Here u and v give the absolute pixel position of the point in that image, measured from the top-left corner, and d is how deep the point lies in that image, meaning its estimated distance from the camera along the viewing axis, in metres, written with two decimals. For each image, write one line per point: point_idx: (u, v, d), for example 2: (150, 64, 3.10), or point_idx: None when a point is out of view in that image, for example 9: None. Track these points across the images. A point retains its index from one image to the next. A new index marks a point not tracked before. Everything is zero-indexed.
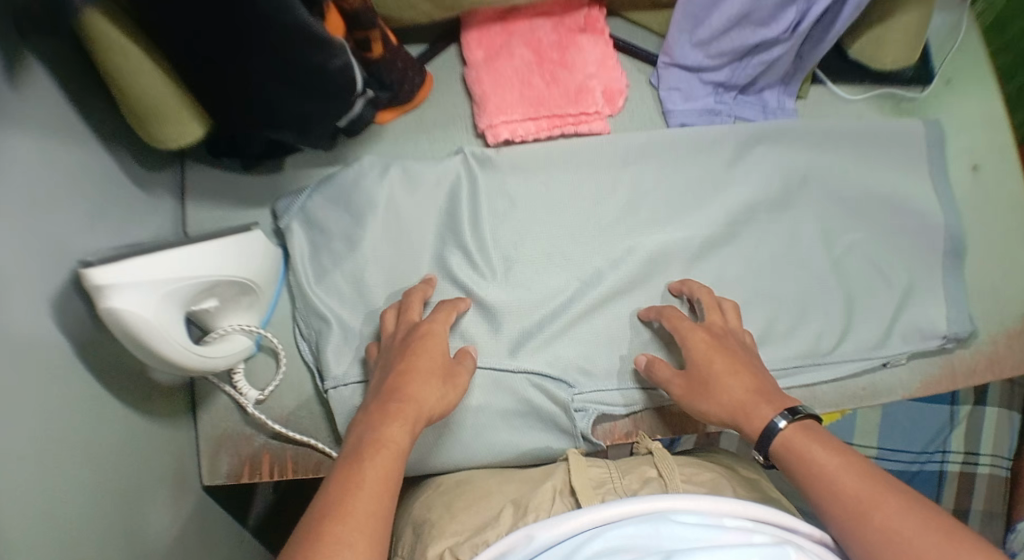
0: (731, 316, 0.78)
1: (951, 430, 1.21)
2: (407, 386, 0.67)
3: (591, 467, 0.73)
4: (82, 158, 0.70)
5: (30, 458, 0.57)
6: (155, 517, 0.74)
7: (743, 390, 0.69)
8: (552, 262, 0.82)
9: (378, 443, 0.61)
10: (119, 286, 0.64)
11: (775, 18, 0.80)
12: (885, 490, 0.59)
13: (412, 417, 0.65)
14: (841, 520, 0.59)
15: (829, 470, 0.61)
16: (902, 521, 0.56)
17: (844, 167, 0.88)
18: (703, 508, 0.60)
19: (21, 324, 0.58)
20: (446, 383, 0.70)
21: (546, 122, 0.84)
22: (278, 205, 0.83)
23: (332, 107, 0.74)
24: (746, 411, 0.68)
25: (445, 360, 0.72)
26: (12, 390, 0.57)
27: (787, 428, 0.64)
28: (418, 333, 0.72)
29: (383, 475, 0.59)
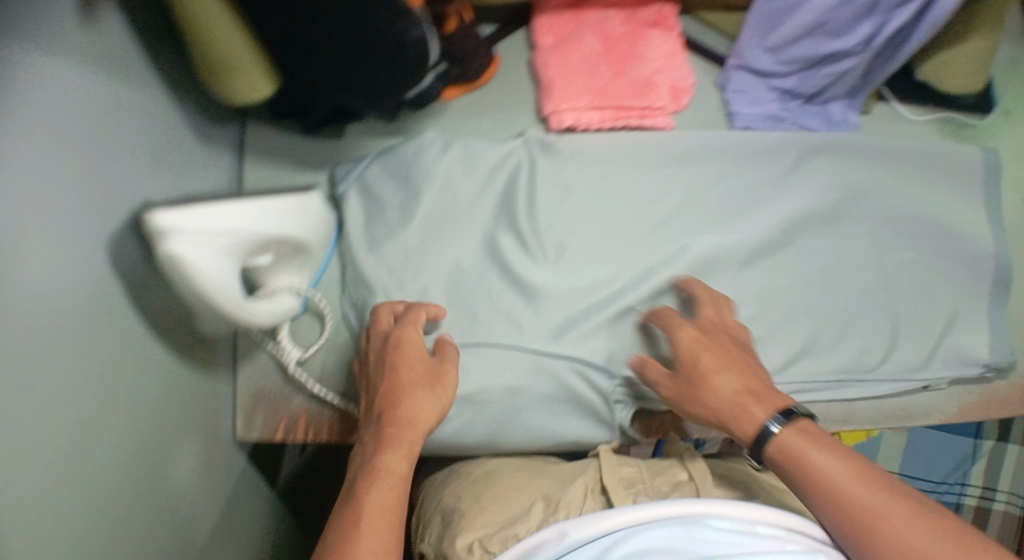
0: (714, 309, 0.78)
1: (972, 463, 1.20)
2: (398, 406, 0.71)
3: (622, 466, 0.76)
4: (152, 104, 0.70)
5: (66, 394, 0.57)
6: (184, 463, 0.75)
7: (732, 392, 0.70)
8: (603, 251, 0.82)
9: (376, 475, 0.67)
10: (184, 233, 0.62)
11: (850, 30, 0.80)
12: (883, 488, 0.63)
13: (409, 441, 0.70)
14: (845, 518, 0.63)
15: (838, 474, 0.64)
16: (907, 524, 0.61)
17: (901, 185, 0.88)
18: (738, 512, 0.63)
19: (77, 259, 0.59)
20: (433, 388, 0.73)
21: (611, 113, 0.84)
22: (337, 171, 0.85)
23: (402, 78, 0.74)
24: (736, 411, 0.69)
25: (426, 364, 0.74)
26: (61, 324, 0.57)
27: (780, 433, 0.66)
28: (396, 340, 0.74)
29: (390, 507, 0.66)
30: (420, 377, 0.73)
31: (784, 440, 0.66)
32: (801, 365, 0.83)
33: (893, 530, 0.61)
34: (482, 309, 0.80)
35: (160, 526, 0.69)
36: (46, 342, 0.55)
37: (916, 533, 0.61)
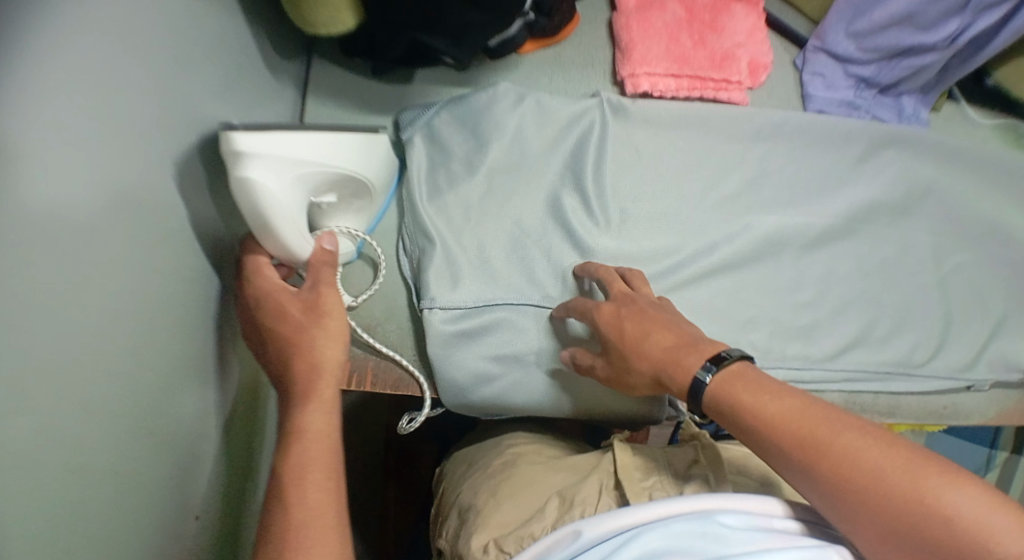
0: (645, 286, 0.73)
1: (985, 473, 1.21)
2: (280, 356, 0.62)
3: (635, 454, 0.75)
4: (234, 20, 0.68)
5: (139, 306, 0.54)
6: (235, 392, 0.73)
7: (668, 346, 0.65)
8: (668, 224, 0.80)
9: (297, 432, 0.59)
10: (254, 155, 0.58)
11: (937, 25, 0.79)
12: (842, 424, 0.57)
13: (323, 388, 0.61)
14: (796, 460, 0.57)
15: (776, 417, 0.58)
16: (864, 452, 0.55)
17: (962, 188, 0.88)
18: (747, 507, 0.60)
19: (160, 165, 0.56)
20: (320, 321, 0.63)
21: (687, 82, 0.84)
22: (403, 116, 0.82)
23: (492, 22, 0.73)
24: (673, 360, 0.64)
25: (295, 302, 0.63)
26: (137, 230, 0.54)
27: (713, 381, 0.61)
28: (271, 294, 0.63)
29: (328, 463, 0.58)
30: (297, 315, 0.63)
31: (726, 387, 0.61)
32: (851, 355, 0.82)
33: (855, 467, 0.55)
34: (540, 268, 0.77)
35: (209, 451, 0.68)
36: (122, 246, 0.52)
37: (884, 470, 0.54)
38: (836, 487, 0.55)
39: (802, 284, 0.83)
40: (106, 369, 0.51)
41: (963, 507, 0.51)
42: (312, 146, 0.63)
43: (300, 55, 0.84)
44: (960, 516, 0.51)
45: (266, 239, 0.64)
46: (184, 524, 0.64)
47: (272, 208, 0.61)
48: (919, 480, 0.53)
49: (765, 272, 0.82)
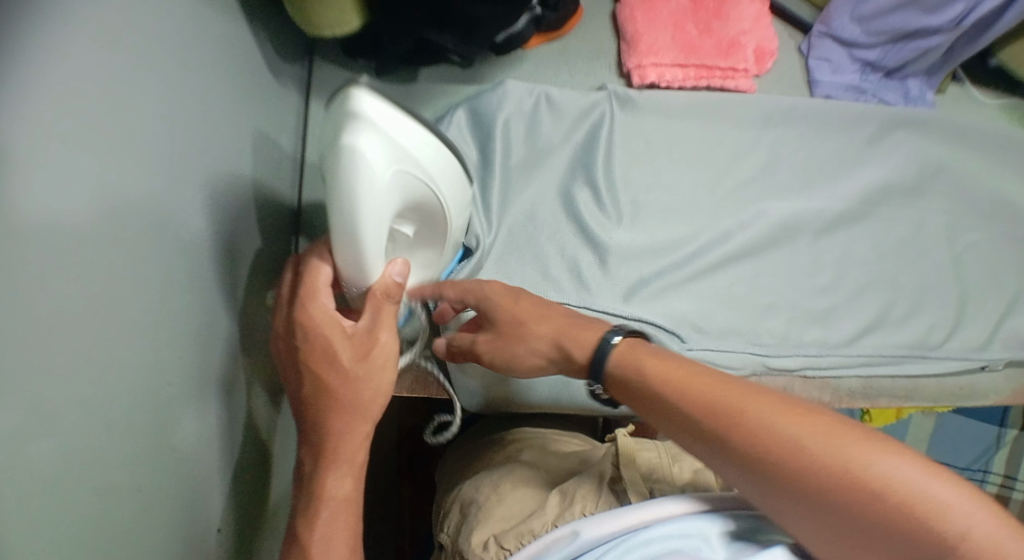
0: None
1: (995, 451, 1.21)
2: (320, 404, 0.59)
3: (641, 451, 0.79)
4: (233, 25, 0.67)
5: (158, 317, 0.53)
6: (253, 399, 0.72)
7: (555, 321, 0.66)
8: (681, 215, 0.80)
9: (318, 495, 0.59)
10: (372, 124, 0.53)
11: (945, 7, 0.79)
12: (759, 398, 0.56)
13: (350, 456, 0.60)
14: (714, 437, 0.56)
15: (690, 387, 0.58)
16: (771, 415, 0.55)
17: (975, 166, 0.87)
18: (735, 503, 0.65)
19: (168, 171, 0.54)
20: (367, 373, 0.60)
21: (694, 72, 0.83)
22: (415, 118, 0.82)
23: (499, 16, 0.72)
24: (570, 335, 0.65)
25: (348, 341, 0.59)
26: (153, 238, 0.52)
27: (620, 343, 0.63)
28: (315, 321, 0.58)
29: (349, 539, 0.59)
30: (346, 362, 0.59)
31: (640, 367, 0.61)
32: (867, 340, 0.81)
33: (765, 430, 0.55)
34: (553, 265, 0.75)
35: (231, 461, 0.67)
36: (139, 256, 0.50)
37: (803, 439, 0.53)
38: (753, 460, 0.55)
39: (818, 270, 0.82)
40: (134, 380, 0.50)
41: (888, 473, 0.50)
42: (423, 146, 0.58)
43: (299, 59, 0.83)
44: (885, 484, 0.50)
45: (349, 239, 0.56)
46: (208, 541, 0.62)
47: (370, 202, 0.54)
48: (837, 448, 0.52)
49: (783, 259, 0.81)
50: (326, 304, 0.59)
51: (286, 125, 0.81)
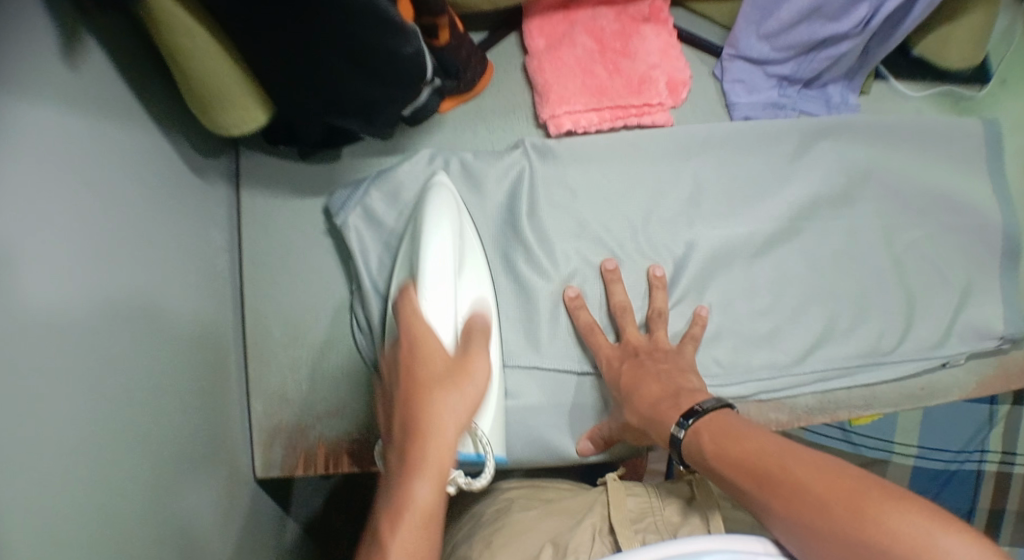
0: (617, 281, 0.80)
1: (989, 430, 1.14)
2: (415, 408, 0.61)
3: (629, 497, 0.74)
4: (143, 145, 0.71)
5: (85, 449, 0.57)
6: (214, 493, 0.77)
7: (655, 398, 0.71)
8: (611, 256, 0.82)
9: (400, 507, 0.58)
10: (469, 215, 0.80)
11: (847, 13, 0.78)
12: (796, 459, 0.59)
13: (438, 463, 0.59)
14: (754, 496, 0.59)
15: (752, 451, 0.61)
16: (812, 477, 0.57)
17: (906, 163, 0.86)
18: (732, 548, 0.52)
19: (70, 312, 0.57)
20: (459, 386, 0.63)
21: (608, 114, 0.84)
22: (334, 201, 0.83)
23: (398, 95, 0.73)
24: (655, 414, 0.70)
25: (444, 356, 0.64)
26: (58, 381, 0.55)
27: (686, 438, 0.66)
28: (419, 347, 0.65)
29: (428, 548, 0.57)
30: (443, 370, 0.64)
31: (697, 441, 0.65)
32: (821, 352, 0.82)
33: (802, 493, 0.56)
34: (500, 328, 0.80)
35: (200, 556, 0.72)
36: (48, 403, 0.54)
37: (828, 497, 0.55)
38: (785, 519, 0.57)
39: (756, 294, 0.83)
40: (73, 515, 0.55)
41: (905, 532, 0.51)
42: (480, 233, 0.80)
43: (225, 151, 0.86)
44: (899, 540, 0.51)
45: (433, 279, 0.69)
46: None
47: (436, 243, 0.71)
48: (859, 503, 0.54)
49: (724, 284, 0.82)
50: (425, 318, 0.67)
51: (218, 219, 0.84)
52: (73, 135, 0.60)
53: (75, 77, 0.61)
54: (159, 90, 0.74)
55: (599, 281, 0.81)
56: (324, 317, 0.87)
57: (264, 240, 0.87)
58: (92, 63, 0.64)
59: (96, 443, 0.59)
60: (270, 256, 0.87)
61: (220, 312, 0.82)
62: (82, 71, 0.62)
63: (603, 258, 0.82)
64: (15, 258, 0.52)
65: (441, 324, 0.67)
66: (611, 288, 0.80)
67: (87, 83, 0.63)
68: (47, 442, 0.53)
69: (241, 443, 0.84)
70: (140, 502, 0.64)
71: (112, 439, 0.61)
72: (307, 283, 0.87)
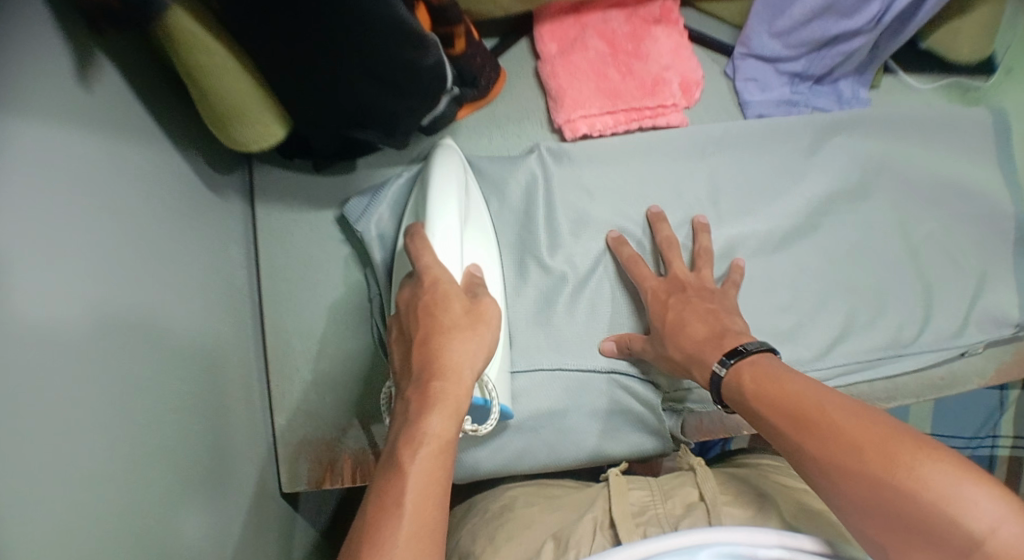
0: (663, 222, 0.81)
1: (1000, 415, 1.15)
2: (432, 348, 0.62)
3: (632, 490, 0.74)
4: (158, 164, 0.70)
5: (110, 475, 0.57)
6: (239, 510, 0.77)
7: (701, 337, 0.72)
8: (614, 227, 0.82)
9: (415, 437, 0.58)
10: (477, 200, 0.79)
11: (858, 10, 0.78)
12: (833, 402, 0.59)
13: (455, 396, 0.60)
14: (789, 437, 0.61)
15: (792, 392, 0.62)
16: (847, 420, 0.58)
17: (916, 153, 0.87)
18: (734, 538, 0.56)
19: (92, 338, 0.57)
20: (476, 330, 0.63)
21: (623, 116, 0.84)
22: (351, 206, 0.84)
23: (418, 104, 0.73)
24: (700, 353, 0.71)
25: (462, 299, 0.64)
26: (81, 408, 0.55)
27: (726, 375, 0.67)
28: (441, 286, 0.65)
29: (441, 476, 0.58)
30: (458, 312, 0.64)
31: (738, 380, 0.66)
32: (844, 346, 0.83)
33: (836, 435, 0.57)
34: (517, 331, 0.80)
35: None
36: (71, 431, 0.54)
37: (863, 442, 0.56)
38: (818, 461, 0.58)
39: (776, 291, 0.83)
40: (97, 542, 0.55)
41: (937, 479, 0.52)
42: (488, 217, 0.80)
43: (239, 166, 0.86)
44: (930, 486, 0.52)
45: (443, 230, 0.69)
46: None
47: (445, 213, 0.71)
48: (895, 456, 0.54)
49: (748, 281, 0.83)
50: (439, 261, 0.67)
51: (235, 235, 0.84)
52: (88, 157, 0.60)
53: (90, 97, 0.61)
54: (174, 107, 0.74)
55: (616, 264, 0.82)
56: (344, 328, 0.86)
57: (282, 253, 0.87)
58: (107, 82, 0.63)
59: (120, 468, 0.59)
60: (287, 270, 0.87)
61: (239, 328, 0.82)
62: (98, 90, 0.62)
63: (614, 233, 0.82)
64: (33, 287, 0.51)
65: (453, 265, 0.68)
66: (656, 228, 0.81)
67: (103, 103, 0.63)
68: (67, 469, 0.53)
69: (265, 458, 0.84)
70: (163, 525, 0.63)
71: (134, 463, 0.60)
72: (326, 294, 0.87)
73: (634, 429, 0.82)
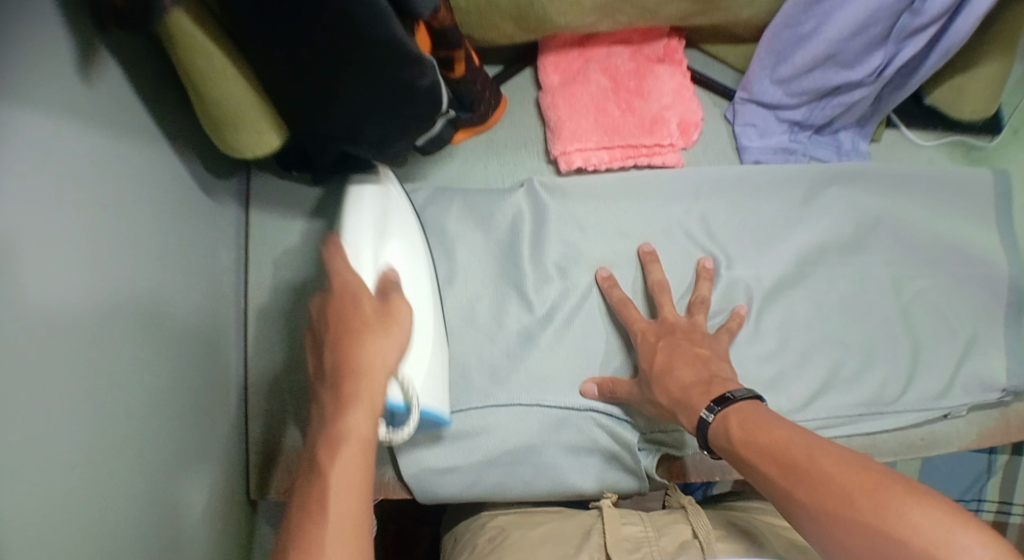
0: (656, 263, 0.81)
1: (988, 478, 1.14)
2: (347, 358, 0.62)
3: (626, 525, 0.73)
4: (155, 163, 0.71)
5: (82, 466, 0.58)
6: (208, 511, 0.77)
7: (688, 383, 0.71)
8: (604, 266, 0.83)
9: (336, 438, 0.59)
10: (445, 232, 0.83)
11: (861, 61, 0.78)
12: (821, 449, 0.61)
13: (370, 393, 0.61)
14: (777, 484, 0.61)
15: (778, 439, 0.63)
16: (835, 467, 0.59)
17: (912, 211, 0.86)
18: None
19: (74, 326, 0.58)
20: (387, 330, 0.64)
21: (620, 152, 0.85)
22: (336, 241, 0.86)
23: (411, 126, 0.74)
24: (686, 399, 0.70)
25: (372, 301, 0.65)
26: (57, 398, 0.55)
27: (715, 421, 0.67)
28: (350, 290, 0.65)
29: (363, 470, 0.59)
30: (370, 314, 0.65)
31: (725, 427, 0.66)
32: (824, 400, 0.82)
33: (828, 484, 0.58)
34: (495, 362, 0.80)
35: None
36: (46, 422, 0.54)
37: (854, 491, 0.57)
38: (811, 511, 0.59)
39: (760, 336, 0.83)
40: (65, 533, 0.55)
41: (929, 526, 0.53)
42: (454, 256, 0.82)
43: (236, 172, 0.87)
44: (920, 531, 0.53)
45: (358, 235, 0.70)
46: None
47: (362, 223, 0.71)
48: (886, 504, 0.55)
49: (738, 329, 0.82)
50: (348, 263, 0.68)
51: (226, 239, 0.85)
52: (83, 149, 0.60)
53: (90, 93, 0.62)
54: (173, 111, 0.75)
55: (599, 294, 0.82)
56: None
57: (271, 262, 0.88)
58: (107, 82, 0.64)
59: (93, 459, 0.59)
60: (275, 278, 0.88)
61: (223, 331, 0.83)
62: (98, 87, 0.63)
63: (598, 267, 0.83)
64: (21, 268, 0.52)
65: (364, 267, 0.69)
66: (649, 269, 0.81)
67: (102, 100, 0.63)
68: (36, 454, 0.53)
69: (236, 463, 0.84)
70: (130, 515, 0.64)
71: (107, 452, 0.61)
72: (309, 305, 0.88)
73: (612, 467, 0.81)
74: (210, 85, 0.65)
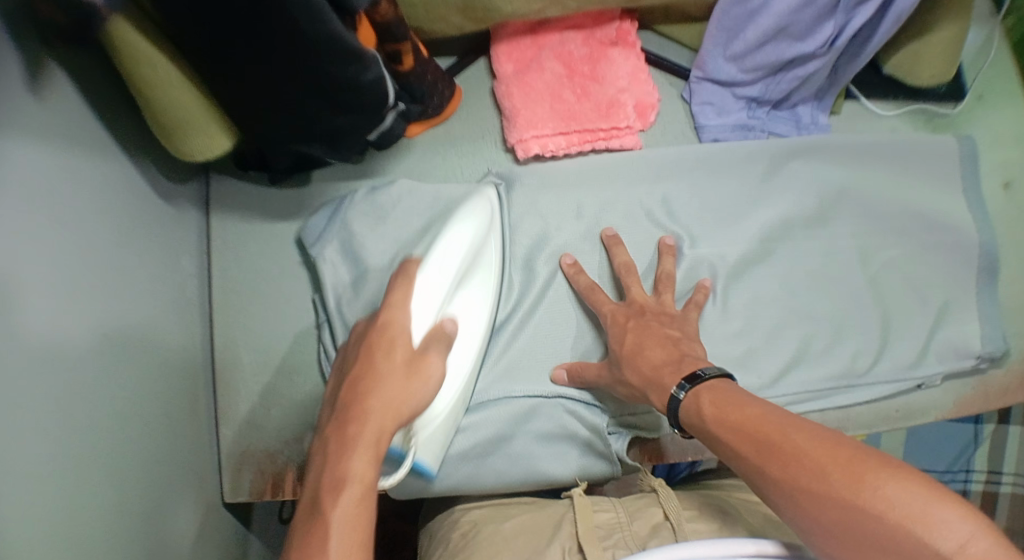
0: (619, 246, 0.81)
1: (976, 448, 1.13)
2: (364, 400, 0.62)
3: (598, 513, 0.72)
4: (111, 170, 0.71)
5: (49, 478, 0.57)
6: (184, 516, 0.76)
7: (659, 362, 0.70)
8: (567, 252, 0.82)
9: (338, 481, 0.58)
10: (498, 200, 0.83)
11: (812, 33, 0.77)
12: (793, 425, 0.59)
13: (375, 441, 0.61)
14: (752, 462, 0.60)
15: (753, 417, 0.61)
16: (808, 443, 0.57)
17: (876, 180, 0.86)
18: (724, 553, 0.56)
19: (37, 336, 0.57)
20: (411, 381, 0.64)
21: (577, 137, 0.84)
22: (310, 237, 0.84)
23: (362, 121, 0.74)
24: (657, 377, 0.69)
25: (404, 351, 0.65)
26: (18, 411, 0.54)
27: (687, 399, 0.66)
28: (387, 331, 0.66)
29: (364, 522, 0.58)
30: (397, 362, 0.64)
31: (697, 404, 0.65)
32: (796, 374, 0.82)
33: (802, 461, 0.57)
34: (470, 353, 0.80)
35: None
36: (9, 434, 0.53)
37: (826, 466, 0.55)
38: (785, 488, 0.57)
39: (728, 315, 0.82)
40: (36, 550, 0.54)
41: (904, 499, 0.51)
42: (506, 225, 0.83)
43: (195, 176, 0.87)
44: (893, 503, 0.51)
45: (434, 273, 0.70)
46: None
47: (442, 263, 0.71)
48: (861, 479, 0.53)
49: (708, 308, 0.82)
50: (405, 305, 0.67)
51: (188, 244, 0.84)
52: (37, 160, 0.60)
53: (41, 105, 0.61)
54: (129, 118, 0.74)
55: (566, 279, 0.82)
56: (295, 339, 0.87)
57: (235, 267, 0.88)
58: (60, 91, 0.63)
59: (60, 471, 0.58)
60: (242, 282, 0.88)
61: (190, 337, 0.82)
62: (50, 98, 0.62)
63: (561, 253, 0.82)
64: None
65: (422, 312, 0.68)
66: (614, 253, 0.81)
67: (54, 110, 0.62)
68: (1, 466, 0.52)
69: (210, 469, 0.83)
70: (105, 525, 0.63)
71: (76, 461, 0.60)
72: (276, 306, 0.88)
73: (583, 452, 0.80)
74: (157, 93, 0.65)
